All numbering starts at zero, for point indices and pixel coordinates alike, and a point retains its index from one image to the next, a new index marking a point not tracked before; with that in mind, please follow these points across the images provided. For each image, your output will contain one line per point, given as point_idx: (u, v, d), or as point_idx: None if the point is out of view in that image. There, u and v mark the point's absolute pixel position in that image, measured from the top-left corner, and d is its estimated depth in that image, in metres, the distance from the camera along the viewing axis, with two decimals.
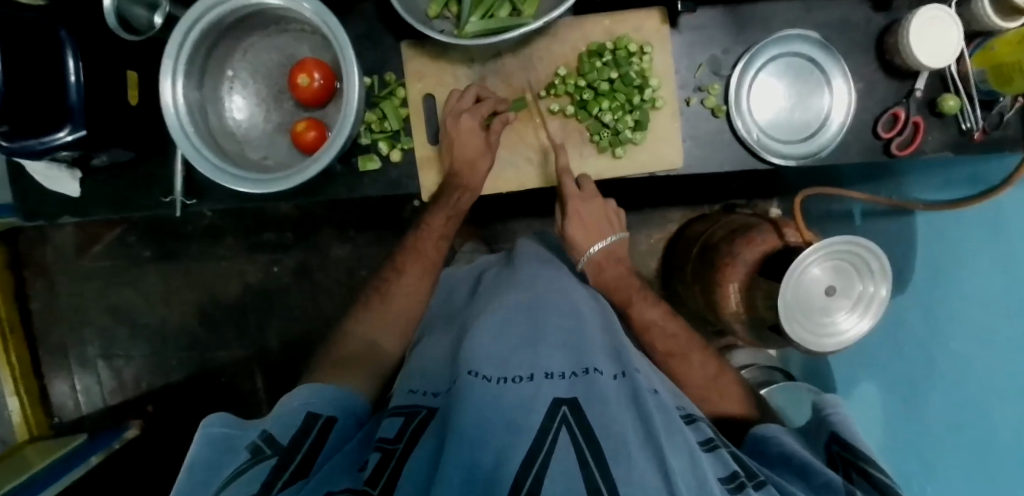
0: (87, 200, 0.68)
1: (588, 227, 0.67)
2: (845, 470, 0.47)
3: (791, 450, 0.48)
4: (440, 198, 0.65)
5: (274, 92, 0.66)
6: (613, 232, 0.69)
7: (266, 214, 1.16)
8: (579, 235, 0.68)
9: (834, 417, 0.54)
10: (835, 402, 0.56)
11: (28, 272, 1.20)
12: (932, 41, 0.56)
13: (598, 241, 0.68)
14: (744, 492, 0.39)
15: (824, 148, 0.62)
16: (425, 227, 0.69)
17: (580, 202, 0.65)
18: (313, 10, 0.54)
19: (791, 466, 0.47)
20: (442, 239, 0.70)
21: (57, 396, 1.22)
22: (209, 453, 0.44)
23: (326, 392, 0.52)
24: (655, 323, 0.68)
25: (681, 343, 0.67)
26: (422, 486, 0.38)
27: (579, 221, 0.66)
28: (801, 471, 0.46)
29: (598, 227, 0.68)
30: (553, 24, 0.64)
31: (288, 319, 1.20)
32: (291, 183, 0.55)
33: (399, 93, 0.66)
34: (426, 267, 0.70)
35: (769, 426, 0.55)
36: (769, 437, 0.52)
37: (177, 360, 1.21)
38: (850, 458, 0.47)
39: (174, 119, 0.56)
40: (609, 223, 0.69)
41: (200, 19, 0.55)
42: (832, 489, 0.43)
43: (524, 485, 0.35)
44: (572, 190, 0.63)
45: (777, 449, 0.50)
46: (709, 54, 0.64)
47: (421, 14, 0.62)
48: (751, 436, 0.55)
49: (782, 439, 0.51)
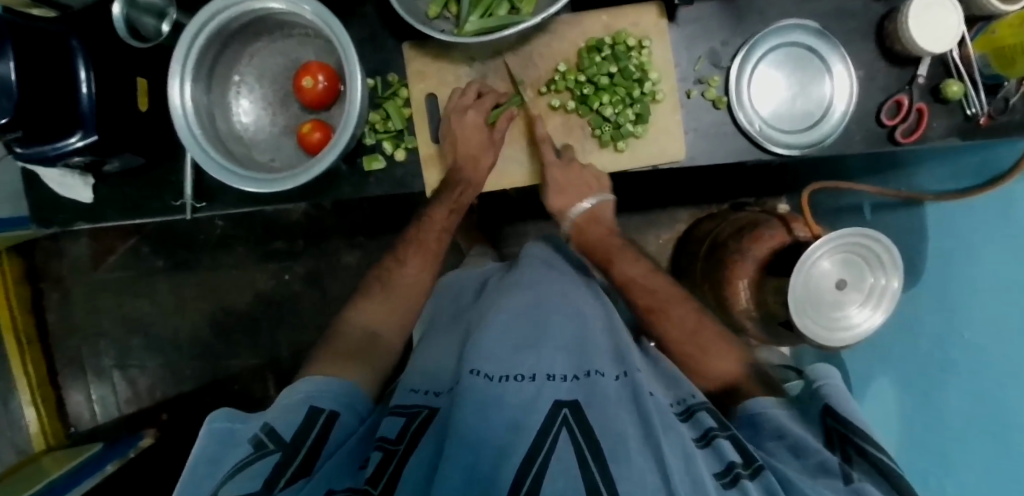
0: (99, 206, 0.69)
1: (569, 193, 0.66)
2: (842, 447, 0.46)
3: (789, 428, 0.47)
4: (443, 194, 0.66)
5: (279, 96, 0.67)
6: (596, 193, 0.67)
7: (276, 222, 1.18)
8: (560, 201, 0.67)
9: (825, 390, 0.53)
10: (827, 374, 0.56)
11: (44, 284, 1.22)
12: (932, 26, 0.56)
13: (581, 202, 0.67)
14: (739, 486, 0.38)
15: (827, 136, 0.62)
16: (427, 219, 0.70)
17: (559, 170, 0.64)
18: (315, 12, 0.55)
19: (784, 443, 0.47)
20: (443, 232, 0.71)
21: (72, 406, 1.24)
22: (214, 448, 0.45)
23: (329, 387, 0.52)
24: (652, 291, 0.65)
25: (677, 311, 0.63)
26: (422, 485, 0.38)
27: (559, 189, 0.65)
28: (797, 448, 0.46)
29: (578, 191, 0.66)
30: (552, 22, 0.65)
31: (299, 327, 1.21)
32: (297, 181, 0.55)
33: (402, 94, 0.66)
34: (428, 259, 0.70)
35: (760, 399, 0.51)
36: (761, 413, 0.49)
37: (190, 368, 1.22)
38: (844, 433, 0.47)
39: (183, 122, 0.57)
40: (591, 186, 0.66)
41: (207, 25, 0.57)
42: (830, 470, 0.43)
43: (523, 485, 0.35)
44: (551, 159, 0.64)
45: (767, 426, 0.48)
46: (708, 46, 0.64)
47: (421, 14, 0.63)
48: (740, 410, 0.52)
49: (773, 416, 0.48)
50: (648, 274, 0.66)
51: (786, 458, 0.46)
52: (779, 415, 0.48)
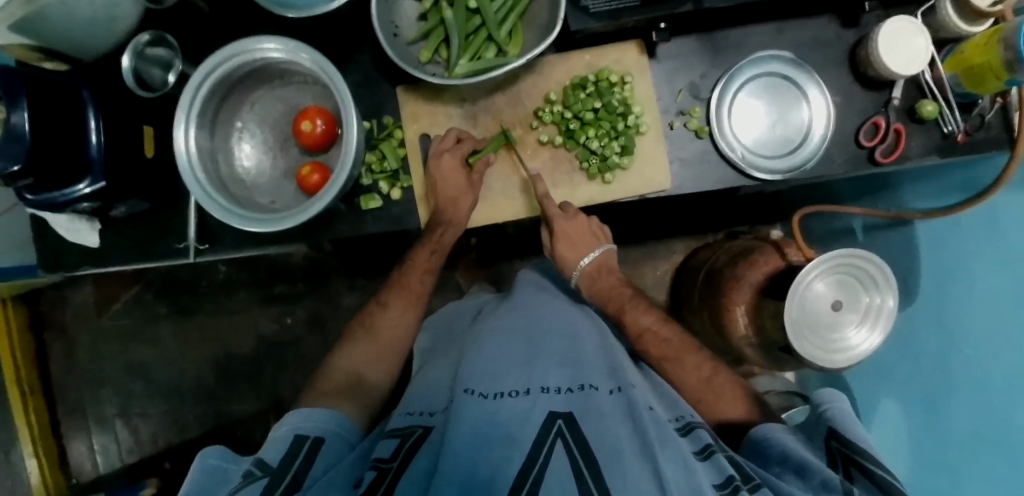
0: (106, 250, 0.71)
1: (577, 245, 0.68)
2: (846, 468, 0.44)
3: (793, 451, 0.46)
4: (425, 233, 0.68)
5: (280, 140, 0.70)
6: (598, 245, 0.69)
7: (279, 265, 1.20)
8: (568, 253, 0.69)
9: (831, 412, 0.51)
10: (830, 395, 0.53)
11: (48, 334, 1.23)
12: (901, 50, 0.58)
13: (587, 255, 0.69)
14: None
15: (807, 161, 0.64)
16: (411, 261, 0.71)
17: (565, 220, 0.66)
18: (312, 60, 0.58)
19: (789, 465, 0.44)
20: (427, 273, 0.72)
21: (74, 457, 1.22)
22: (205, 483, 0.44)
23: (315, 416, 0.52)
24: (657, 332, 0.64)
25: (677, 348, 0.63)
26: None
27: (567, 240, 0.67)
28: (799, 469, 0.43)
29: (585, 242, 0.69)
30: (538, 62, 0.68)
31: (301, 370, 1.20)
32: (294, 221, 0.57)
33: (397, 135, 0.70)
34: (410, 301, 0.70)
35: (767, 425, 0.51)
36: (767, 437, 0.49)
37: (193, 415, 1.21)
38: (849, 455, 0.45)
39: (187, 166, 0.59)
40: (595, 238, 0.69)
41: (211, 74, 0.60)
42: (832, 488, 0.41)
43: None
44: (556, 214, 0.65)
45: (773, 447, 0.47)
46: (688, 80, 0.67)
47: (414, 59, 0.66)
48: (748, 436, 0.52)
49: (778, 438, 0.48)
50: (639, 299, 0.67)
51: (790, 481, 0.43)
52: (783, 436, 0.48)
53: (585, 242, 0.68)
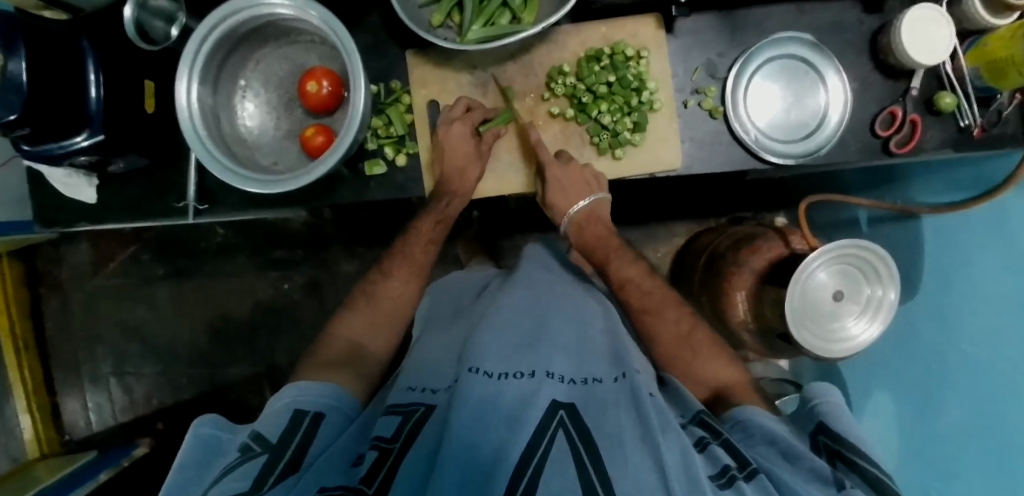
0: (103, 207, 0.70)
1: (568, 190, 0.65)
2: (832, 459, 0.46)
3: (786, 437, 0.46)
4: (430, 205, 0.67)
5: (284, 100, 0.68)
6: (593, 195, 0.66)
7: (277, 231, 1.19)
8: (560, 201, 0.65)
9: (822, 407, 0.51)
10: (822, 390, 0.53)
11: (44, 289, 1.22)
12: (925, 38, 0.57)
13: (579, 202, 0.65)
14: (735, 486, 0.39)
15: (822, 146, 0.63)
16: (413, 231, 0.71)
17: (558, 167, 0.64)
18: (321, 18, 0.56)
19: (781, 451, 0.46)
20: (429, 244, 0.71)
21: (68, 413, 1.23)
22: (201, 454, 0.45)
23: (315, 389, 0.52)
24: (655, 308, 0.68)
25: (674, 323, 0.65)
26: (421, 484, 0.36)
27: (559, 187, 0.64)
28: (790, 455, 0.45)
29: (577, 191, 0.65)
30: (552, 32, 0.66)
31: (297, 337, 1.20)
32: (295, 184, 0.56)
33: (404, 100, 0.68)
34: (413, 272, 0.70)
35: (748, 406, 0.52)
36: (758, 423, 0.49)
37: (188, 376, 1.22)
38: (837, 448, 0.46)
39: (188, 121, 0.58)
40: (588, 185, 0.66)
41: (215, 29, 0.58)
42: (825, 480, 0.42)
43: (524, 478, 0.34)
44: (549, 159, 0.64)
45: (764, 434, 0.48)
46: (705, 57, 0.65)
47: (424, 23, 0.64)
48: (730, 414, 0.53)
49: (768, 424, 0.48)
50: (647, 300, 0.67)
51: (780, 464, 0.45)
52: (774, 423, 0.49)
53: (578, 189, 0.65)
